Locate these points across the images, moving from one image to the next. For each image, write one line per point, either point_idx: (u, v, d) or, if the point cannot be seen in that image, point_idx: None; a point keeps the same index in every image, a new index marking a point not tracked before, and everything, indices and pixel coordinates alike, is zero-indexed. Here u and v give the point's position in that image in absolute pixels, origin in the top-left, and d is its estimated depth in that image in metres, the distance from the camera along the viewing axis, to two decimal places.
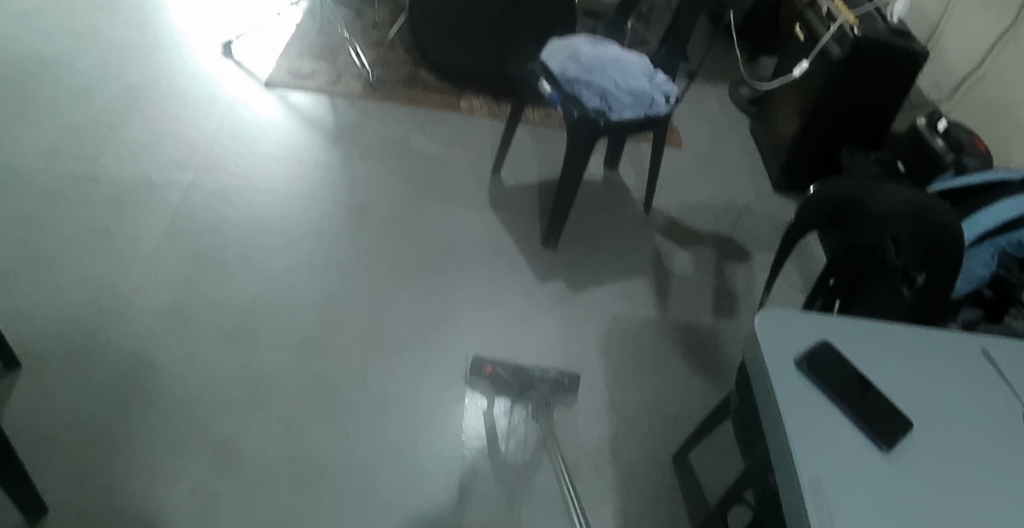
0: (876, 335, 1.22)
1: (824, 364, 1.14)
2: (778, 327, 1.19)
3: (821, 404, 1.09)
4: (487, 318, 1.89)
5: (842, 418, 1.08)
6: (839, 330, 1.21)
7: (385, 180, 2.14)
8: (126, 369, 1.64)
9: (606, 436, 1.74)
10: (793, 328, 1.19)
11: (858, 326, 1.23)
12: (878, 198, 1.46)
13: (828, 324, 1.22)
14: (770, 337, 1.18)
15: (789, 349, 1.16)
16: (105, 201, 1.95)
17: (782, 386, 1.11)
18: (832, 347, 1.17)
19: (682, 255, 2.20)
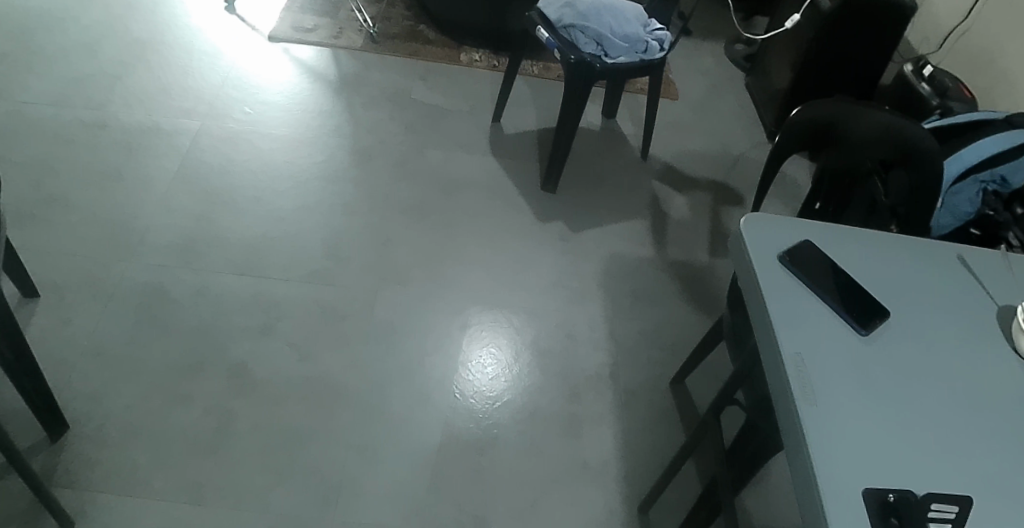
0: (856, 238, 1.24)
1: (807, 260, 1.16)
2: (762, 228, 1.19)
3: (805, 295, 1.11)
4: (489, 256, 1.95)
5: (825, 308, 1.10)
6: (822, 231, 1.22)
7: (387, 128, 2.19)
8: (140, 299, 1.69)
9: (605, 363, 1.80)
10: (776, 230, 1.20)
11: (836, 228, 1.25)
12: (857, 121, 1.44)
13: (809, 226, 1.22)
14: (755, 237, 1.18)
15: (773, 246, 1.17)
16: (115, 145, 2.00)
17: (769, 278, 1.13)
18: (814, 246, 1.18)
19: (678, 199, 2.25)
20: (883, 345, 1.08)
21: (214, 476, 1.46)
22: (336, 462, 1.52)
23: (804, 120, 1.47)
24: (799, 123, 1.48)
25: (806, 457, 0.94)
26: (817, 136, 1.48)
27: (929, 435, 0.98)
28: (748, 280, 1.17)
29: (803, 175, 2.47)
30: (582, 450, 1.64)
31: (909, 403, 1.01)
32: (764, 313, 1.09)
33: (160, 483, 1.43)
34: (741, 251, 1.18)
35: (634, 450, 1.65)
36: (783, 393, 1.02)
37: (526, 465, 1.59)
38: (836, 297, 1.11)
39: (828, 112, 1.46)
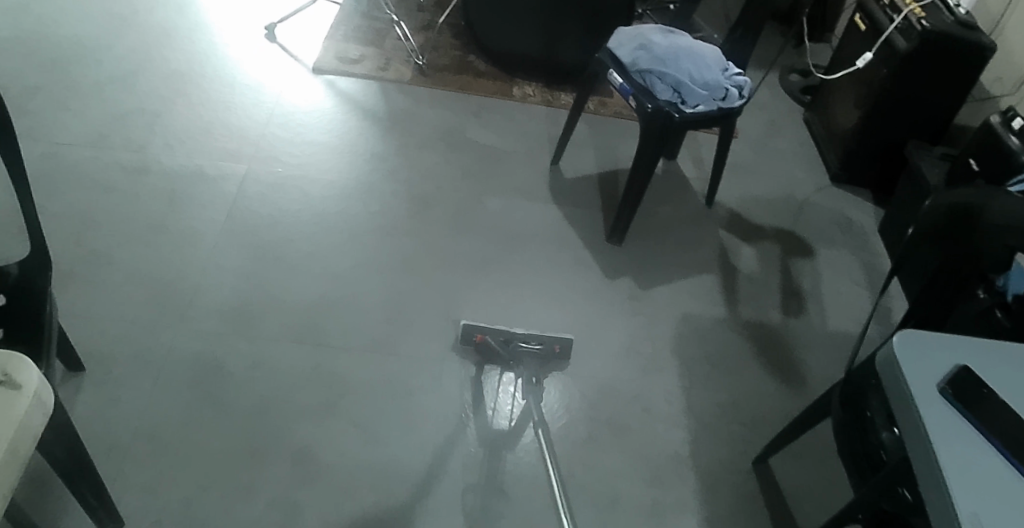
0: (1010, 359, 1.13)
1: (970, 389, 1.05)
2: (914, 349, 1.10)
3: (969, 432, 1.01)
4: (557, 318, 1.83)
5: (992, 449, 1.00)
6: (974, 352, 1.12)
7: (443, 172, 2.07)
8: (193, 372, 1.57)
9: (685, 441, 1.69)
10: (931, 352, 1.10)
11: (985, 345, 1.14)
12: (993, 206, 1.31)
13: (963, 346, 1.12)
14: (910, 359, 1.08)
15: (930, 372, 1.07)
16: (158, 194, 1.88)
17: (930, 413, 1.02)
18: (972, 371, 1.08)
19: (748, 251, 2.14)
20: None
21: None
22: None
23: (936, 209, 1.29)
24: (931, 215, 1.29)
25: None
26: (950, 228, 1.31)
27: None
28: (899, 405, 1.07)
29: (872, 222, 2.36)
30: None
31: None
32: (929, 454, 1.00)
33: None
34: (895, 377, 1.09)
35: None
36: None
37: None
38: (1003, 438, 1.01)
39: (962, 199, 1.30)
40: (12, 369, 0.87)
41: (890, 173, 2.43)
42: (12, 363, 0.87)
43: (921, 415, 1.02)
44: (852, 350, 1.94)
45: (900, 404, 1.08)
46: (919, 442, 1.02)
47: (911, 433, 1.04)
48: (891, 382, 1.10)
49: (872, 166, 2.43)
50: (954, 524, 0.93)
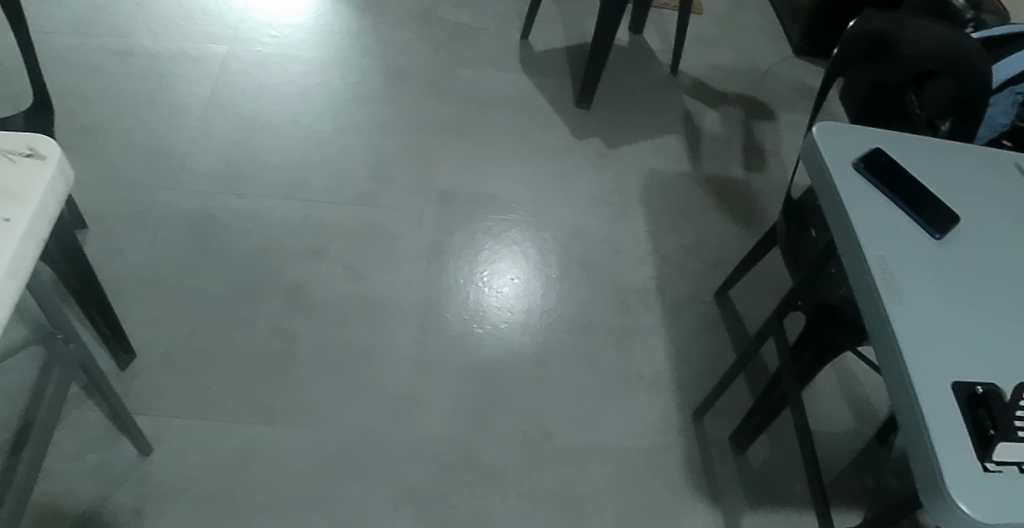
0: (924, 148, 1.26)
1: (878, 166, 1.19)
2: (836, 137, 1.23)
3: (876, 198, 1.15)
4: (530, 174, 1.94)
5: (896, 210, 1.14)
6: (891, 141, 1.25)
7: (417, 47, 2.15)
8: (191, 226, 1.68)
9: (650, 277, 1.83)
10: (848, 139, 1.23)
11: (903, 137, 1.27)
12: (911, 34, 1.36)
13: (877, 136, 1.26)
14: (827, 144, 1.22)
15: (846, 154, 1.21)
16: (143, 74, 1.96)
17: (845, 185, 1.16)
18: (886, 154, 1.21)
19: (711, 114, 2.25)
20: (956, 248, 1.11)
21: (283, 396, 1.48)
22: (401, 379, 1.55)
23: (857, 34, 1.39)
24: (851, 38, 1.39)
25: (894, 346, 0.97)
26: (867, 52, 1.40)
27: (1008, 330, 1.01)
28: (821, 184, 1.20)
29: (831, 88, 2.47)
30: (635, 361, 1.69)
31: (988, 302, 1.04)
32: (843, 215, 1.13)
33: (230, 405, 1.46)
34: (816, 162, 1.22)
35: (684, 361, 1.71)
36: (867, 290, 1.05)
37: (583, 377, 1.63)
38: (905, 200, 1.15)
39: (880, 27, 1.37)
40: (37, 147, 0.95)
41: None
42: (37, 142, 0.96)
43: (837, 185, 1.16)
44: None
45: (821, 183, 1.21)
46: (835, 208, 1.15)
47: (830, 205, 1.18)
48: (813, 167, 1.23)
49: (832, 38, 2.52)
50: (863, 266, 1.07)
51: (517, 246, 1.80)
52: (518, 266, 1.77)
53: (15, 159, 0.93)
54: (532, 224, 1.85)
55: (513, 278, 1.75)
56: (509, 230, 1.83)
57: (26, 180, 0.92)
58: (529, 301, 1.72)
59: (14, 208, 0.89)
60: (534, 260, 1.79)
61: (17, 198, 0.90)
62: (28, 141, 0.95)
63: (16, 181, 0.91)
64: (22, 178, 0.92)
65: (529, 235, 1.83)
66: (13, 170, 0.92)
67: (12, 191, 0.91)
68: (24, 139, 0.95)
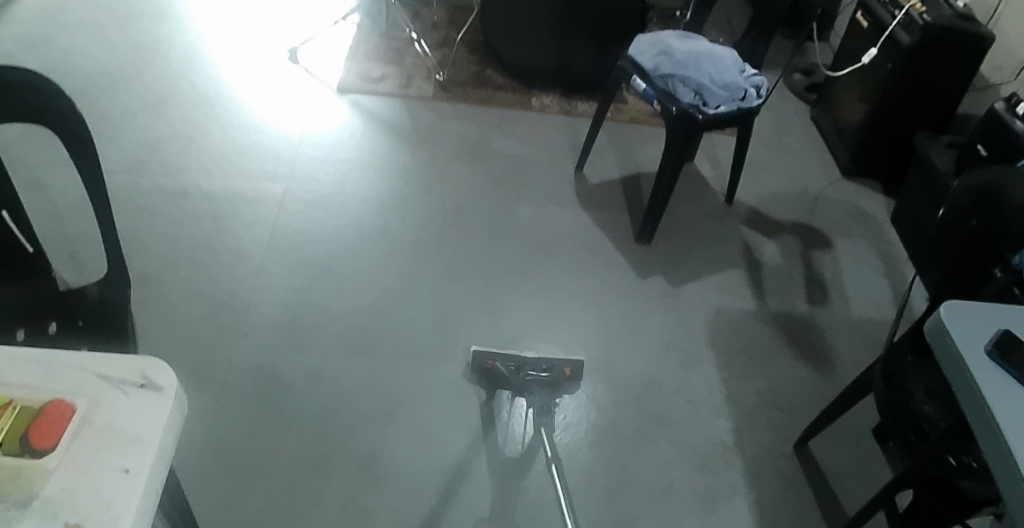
0: None
1: (1020, 357, 1.07)
2: (962, 316, 1.13)
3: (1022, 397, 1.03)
4: (596, 318, 1.89)
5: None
6: (1021, 320, 1.14)
7: (474, 183, 2.14)
8: (256, 386, 1.62)
9: (729, 430, 1.74)
10: (981, 322, 1.13)
11: None
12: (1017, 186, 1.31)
13: (1013, 317, 1.14)
14: (958, 327, 1.11)
15: (980, 338, 1.10)
16: (201, 216, 1.93)
17: (982, 376, 1.05)
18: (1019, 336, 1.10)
19: (769, 245, 2.21)
20: None
21: None
22: None
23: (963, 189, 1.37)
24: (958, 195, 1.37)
25: None
26: (975, 204, 1.35)
27: None
28: (951, 369, 1.10)
29: (884, 212, 2.45)
30: (724, 525, 1.56)
31: None
32: (987, 415, 1.02)
33: None
34: (947, 345, 1.12)
35: (777, 523, 1.58)
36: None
37: None
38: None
39: (986, 178, 1.34)
40: (152, 374, 0.83)
41: (898, 165, 2.52)
42: (153, 367, 0.84)
43: (972, 374, 1.05)
44: (877, 336, 2.02)
45: (953, 368, 1.10)
46: (975, 402, 1.04)
47: (969, 398, 1.06)
48: (944, 349, 1.12)
49: (880, 160, 2.52)
50: (1018, 476, 0.95)
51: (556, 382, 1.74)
52: (585, 424, 1.69)
53: (129, 392, 0.81)
54: (601, 373, 1.78)
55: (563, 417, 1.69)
56: None
57: (142, 417, 0.79)
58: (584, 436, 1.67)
59: (130, 454, 0.76)
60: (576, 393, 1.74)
61: (134, 442, 0.77)
62: (143, 366, 0.83)
63: (132, 420, 0.79)
64: (138, 416, 0.79)
65: (599, 386, 1.76)
66: (127, 406, 0.80)
67: (127, 432, 0.78)
68: (138, 363, 0.83)
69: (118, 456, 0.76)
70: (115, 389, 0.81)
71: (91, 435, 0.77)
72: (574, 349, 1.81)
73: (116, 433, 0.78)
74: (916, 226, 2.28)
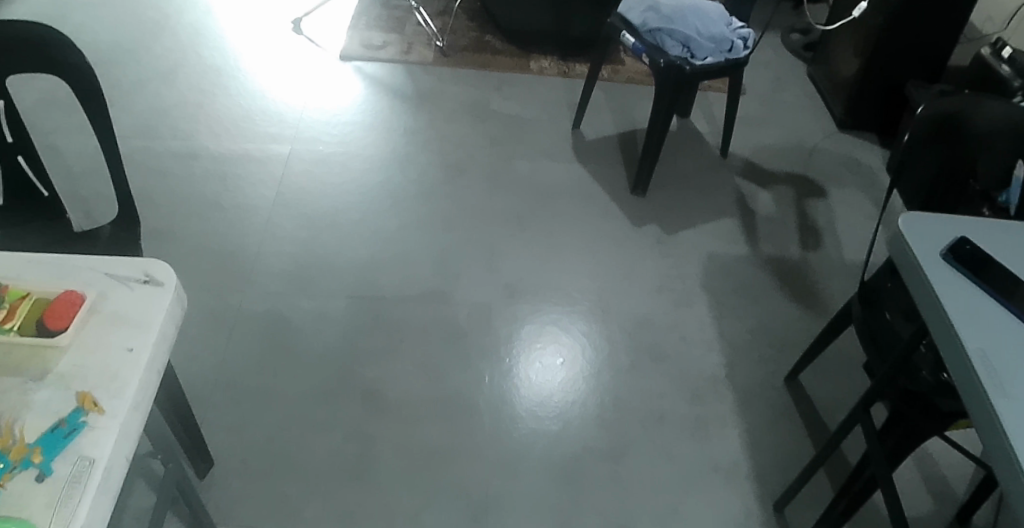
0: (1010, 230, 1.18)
1: (971, 256, 1.11)
2: (919, 226, 1.17)
3: (968, 286, 1.07)
4: (591, 263, 1.95)
5: (989, 298, 1.06)
6: (975, 227, 1.17)
7: (473, 140, 2.21)
8: (264, 328, 1.71)
9: (720, 365, 1.80)
10: (935, 226, 1.17)
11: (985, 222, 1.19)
12: None
13: (962, 221, 1.19)
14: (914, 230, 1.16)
15: (935, 243, 1.14)
16: (209, 176, 2.03)
17: (937, 277, 1.09)
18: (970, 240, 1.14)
19: (763, 195, 2.26)
20: None
21: (363, 501, 1.45)
22: (476, 477, 1.51)
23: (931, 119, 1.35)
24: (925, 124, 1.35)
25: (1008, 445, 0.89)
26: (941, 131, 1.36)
27: None
28: (909, 273, 1.14)
29: (879, 162, 2.48)
30: (712, 450, 1.63)
31: None
32: (938, 309, 1.06)
33: (309, 511, 1.43)
34: (903, 249, 1.16)
35: (764, 449, 1.64)
36: (972, 386, 0.97)
37: (661, 469, 1.57)
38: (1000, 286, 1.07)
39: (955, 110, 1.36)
40: (154, 272, 0.93)
41: (893, 116, 2.54)
42: (154, 268, 0.93)
43: (925, 274, 1.09)
44: None
45: (909, 269, 1.15)
46: (928, 300, 1.08)
47: (921, 293, 1.10)
48: (901, 252, 1.17)
49: (875, 113, 2.54)
50: (963, 359, 0.99)
51: (553, 326, 1.80)
52: (581, 361, 1.75)
53: (133, 286, 0.90)
54: (595, 313, 1.85)
55: (559, 358, 1.74)
56: (543, 314, 1.82)
57: (145, 306, 0.88)
58: (577, 376, 1.72)
59: (135, 336, 0.85)
60: (572, 334, 1.79)
61: (137, 325, 0.87)
62: (146, 266, 0.93)
63: (135, 308, 0.88)
64: (141, 306, 0.88)
65: (593, 326, 1.82)
66: (131, 297, 0.89)
67: (131, 317, 0.87)
68: (141, 264, 0.93)
69: (124, 337, 0.85)
70: (121, 283, 0.90)
71: (100, 320, 0.86)
72: (567, 296, 1.87)
73: (121, 319, 0.87)
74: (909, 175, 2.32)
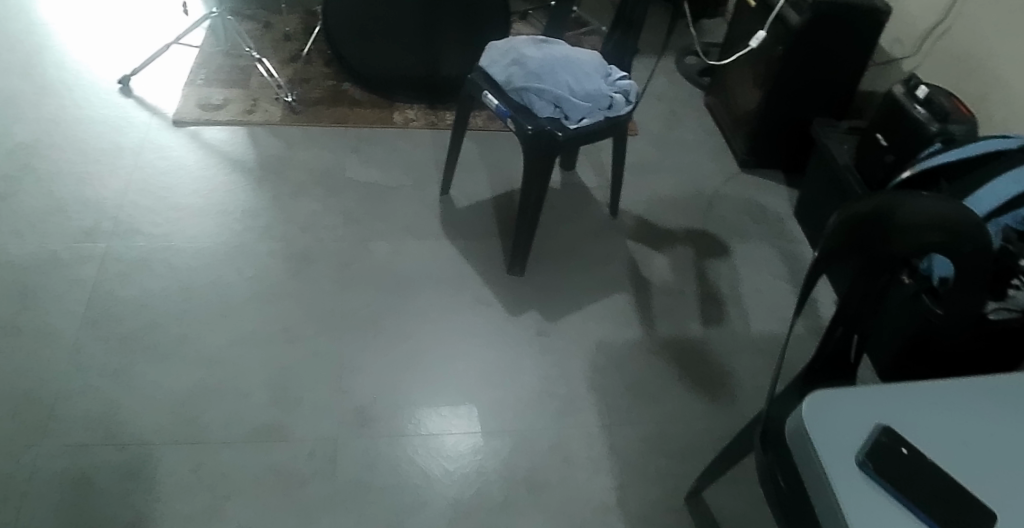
0: (929, 400, 1.00)
1: (892, 461, 0.91)
2: (826, 415, 0.96)
3: (893, 509, 0.88)
4: (459, 368, 1.71)
5: (920, 522, 0.87)
6: (893, 409, 0.98)
7: (325, 221, 1.94)
8: (59, 494, 1.40)
9: (611, 487, 1.56)
10: (845, 417, 0.97)
11: (899, 392, 1.00)
12: (906, 208, 1.06)
13: (879, 401, 0.99)
14: (821, 428, 0.95)
15: (849, 441, 0.94)
16: (5, 290, 1.70)
17: (849, 496, 0.89)
18: (889, 430, 0.94)
19: (659, 259, 2.03)
20: None
21: None
22: None
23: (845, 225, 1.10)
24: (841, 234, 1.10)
25: None
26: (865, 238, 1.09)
27: None
28: (815, 479, 0.95)
29: (787, 206, 2.27)
30: None
31: None
32: None
33: None
34: (808, 451, 0.95)
35: None
36: None
37: None
38: (927, 503, 0.88)
39: (873, 208, 1.08)
40: None
41: (799, 152, 2.33)
42: None
43: (835, 493, 0.90)
44: (776, 353, 1.85)
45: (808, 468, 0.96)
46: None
47: (829, 517, 0.91)
48: (801, 450, 0.97)
49: (780, 149, 2.33)
50: None
51: (439, 455, 1.56)
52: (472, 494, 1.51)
53: None
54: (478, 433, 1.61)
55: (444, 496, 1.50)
56: (432, 440, 1.58)
57: None
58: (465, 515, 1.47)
59: None
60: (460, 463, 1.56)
61: None
62: None
63: None
64: None
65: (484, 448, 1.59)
66: None
67: None
68: None
69: None
70: None
71: None
72: (449, 416, 1.63)
73: None
74: (820, 224, 2.11)
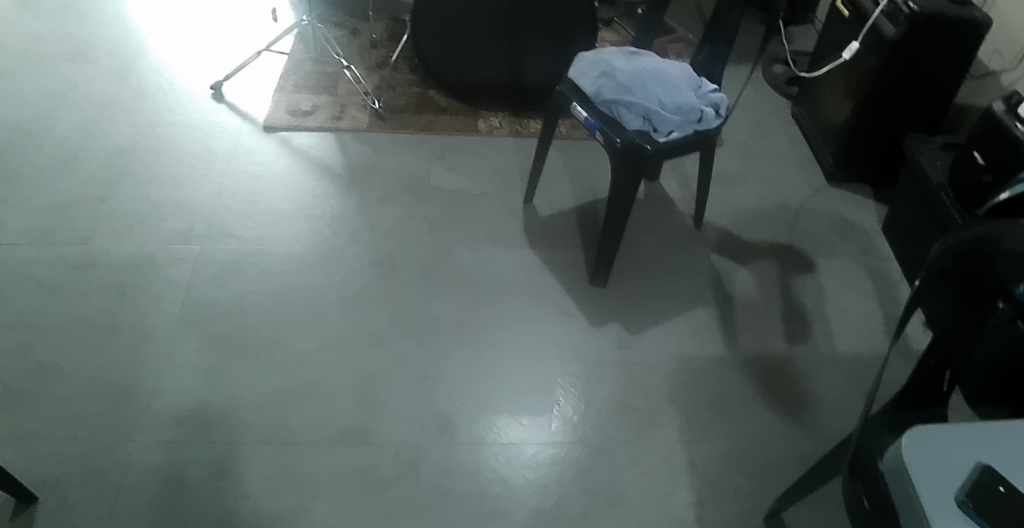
0: None
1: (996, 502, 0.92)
2: (927, 453, 0.98)
3: None
4: (542, 378, 1.70)
5: None
6: (996, 449, 0.98)
7: (410, 227, 1.96)
8: (155, 491, 1.44)
9: (691, 504, 1.52)
10: (946, 456, 0.97)
11: (1002, 431, 1.00)
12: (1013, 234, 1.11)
13: (981, 439, 0.99)
14: (921, 470, 0.96)
15: (951, 479, 0.95)
16: (106, 289, 1.77)
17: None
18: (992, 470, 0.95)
19: (743, 273, 1.99)
20: None
21: None
22: None
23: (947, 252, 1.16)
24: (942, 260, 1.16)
25: None
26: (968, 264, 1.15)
27: None
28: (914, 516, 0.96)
29: (875, 221, 2.19)
30: None
31: None
32: None
33: None
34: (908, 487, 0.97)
35: None
36: None
37: None
38: None
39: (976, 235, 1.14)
40: None
41: (889, 168, 2.26)
42: None
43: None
44: (867, 372, 1.78)
45: (906, 500, 1.00)
46: None
47: None
48: (901, 488, 1.00)
49: (869, 164, 2.26)
50: None
51: (524, 466, 1.55)
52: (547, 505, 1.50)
53: None
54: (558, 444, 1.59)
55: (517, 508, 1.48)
56: (521, 449, 1.58)
57: None
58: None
59: None
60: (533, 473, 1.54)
61: None
62: None
63: None
64: None
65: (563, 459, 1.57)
66: None
67: None
68: None
69: None
70: None
71: None
72: (537, 424, 1.62)
73: None
74: (909, 243, 2.04)
